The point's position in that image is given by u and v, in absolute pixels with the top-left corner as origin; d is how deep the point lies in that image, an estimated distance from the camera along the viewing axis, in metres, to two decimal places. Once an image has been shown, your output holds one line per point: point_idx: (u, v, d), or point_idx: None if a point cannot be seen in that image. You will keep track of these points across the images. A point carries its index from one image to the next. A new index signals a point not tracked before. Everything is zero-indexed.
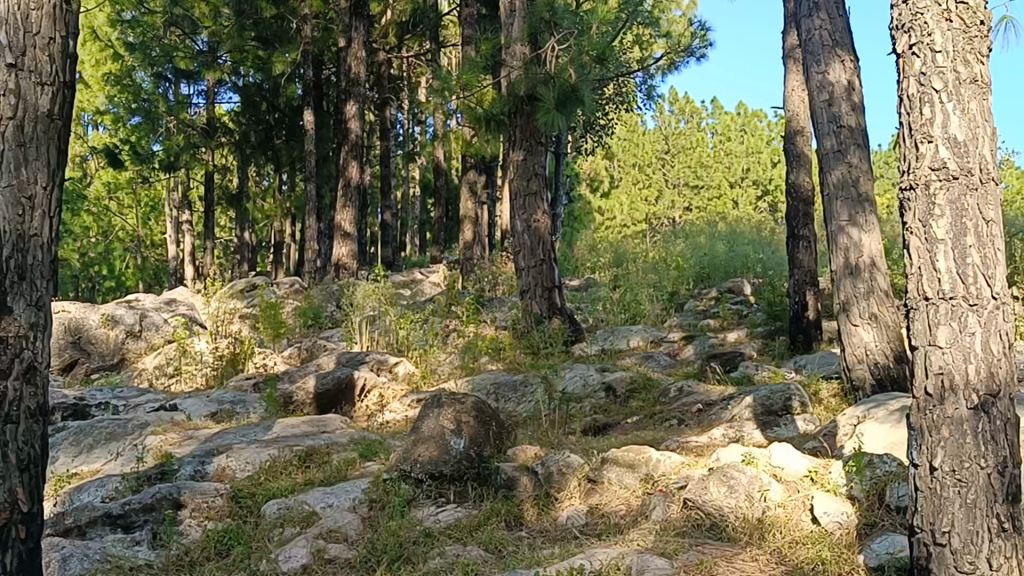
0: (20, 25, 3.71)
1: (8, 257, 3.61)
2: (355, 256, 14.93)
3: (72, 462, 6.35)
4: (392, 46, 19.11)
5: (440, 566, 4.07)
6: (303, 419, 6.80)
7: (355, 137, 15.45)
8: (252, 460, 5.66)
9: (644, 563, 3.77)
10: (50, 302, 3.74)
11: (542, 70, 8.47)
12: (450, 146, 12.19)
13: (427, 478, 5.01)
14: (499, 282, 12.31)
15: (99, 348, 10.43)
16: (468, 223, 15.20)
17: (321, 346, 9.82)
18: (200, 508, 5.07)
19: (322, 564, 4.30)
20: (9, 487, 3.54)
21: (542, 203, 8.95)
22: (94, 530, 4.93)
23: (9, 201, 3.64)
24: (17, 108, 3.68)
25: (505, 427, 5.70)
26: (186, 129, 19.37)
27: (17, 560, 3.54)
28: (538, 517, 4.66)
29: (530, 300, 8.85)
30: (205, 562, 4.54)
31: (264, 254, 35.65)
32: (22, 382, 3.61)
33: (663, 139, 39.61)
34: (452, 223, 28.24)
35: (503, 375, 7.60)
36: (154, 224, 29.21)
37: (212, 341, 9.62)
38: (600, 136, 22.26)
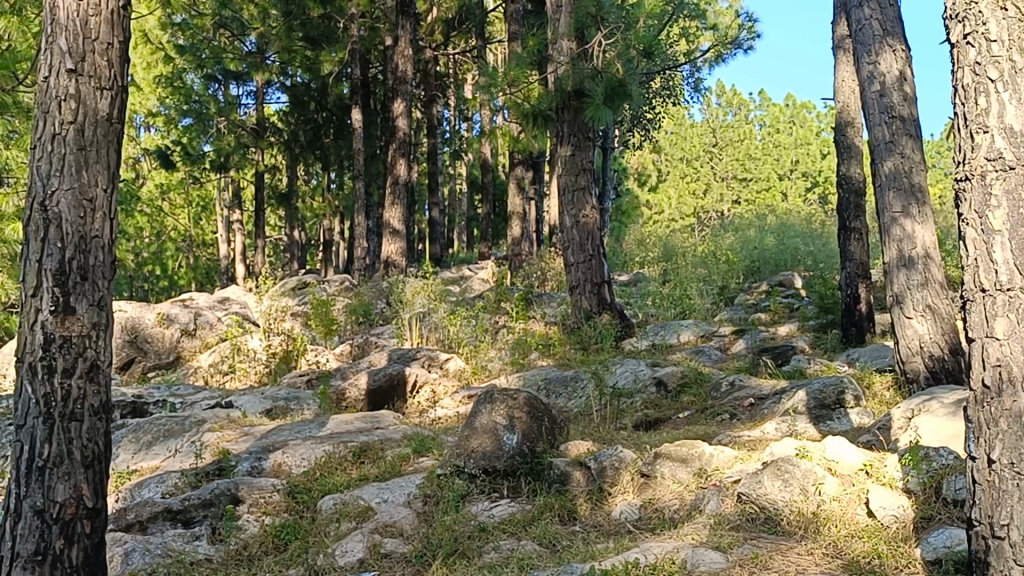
0: (80, 31, 3.78)
1: (69, 258, 3.69)
2: (404, 253, 15.00)
3: (131, 459, 6.47)
4: (438, 43, 19.20)
5: (496, 561, 4.09)
6: (357, 415, 6.87)
7: (403, 135, 15.53)
8: (307, 456, 5.75)
9: (698, 557, 3.77)
10: (111, 302, 3.81)
11: (589, 65, 8.44)
12: (498, 141, 12.23)
13: (480, 473, 5.06)
14: (547, 278, 12.38)
15: (155, 347, 10.59)
16: (516, 219, 15.21)
17: (373, 343, 9.88)
18: (257, 504, 5.14)
19: (378, 558, 4.36)
20: (74, 484, 3.64)
21: (590, 198, 8.93)
22: (154, 526, 5.04)
23: (71, 204, 3.72)
24: (78, 112, 3.76)
25: (557, 422, 5.72)
26: (237, 129, 19.59)
27: (82, 554, 3.64)
28: (591, 512, 4.67)
29: (579, 296, 8.87)
30: (263, 557, 4.60)
31: (313, 253, 35.99)
32: (85, 381, 3.69)
33: (710, 131, 39.79)
34: (499, 220, 28.42)
35: (553, 371, 7.62)
36: (206, 223, 29.61)
37: (265, 339, 9.73)
38: (647, 130, 22.20)
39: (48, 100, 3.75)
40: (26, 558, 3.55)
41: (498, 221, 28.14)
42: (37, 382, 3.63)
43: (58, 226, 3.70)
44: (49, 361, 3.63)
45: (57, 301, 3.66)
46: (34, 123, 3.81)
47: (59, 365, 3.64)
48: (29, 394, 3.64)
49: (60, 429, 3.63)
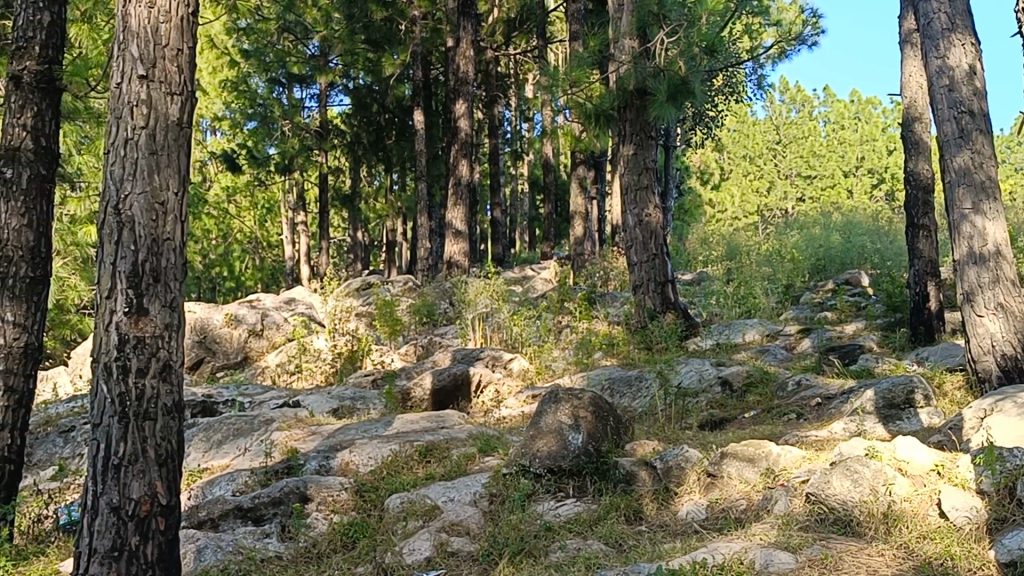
0: (150, 38, 3.86)
1: (142, 260, 3.77)
2: (467, 254, 15.04)
3: (202, 457, 6.58)
4: (499, 44, 19.25)
5: (563, 560, 4.10)
6: (422, 414, 6.90)
7: (464, 136, 15.59)
8: (374, 455, 5.80)
9: (767, 557, 3.74)
10: (183, 303, 3.88)
11: (651, 63, 8.40)
12: (560, 141, 12.22)
13: (546, 472, 5.07)
14: (610, 278, 12.36)
15: (223, 347, 10.76)
16: (578, 218, 15.17)
17: (437, 343, 9.93)
18: (326, 501, 5.19)
19: (446, 556, 4.39)
20: (148, 481, 3.71)
21: (653, 197, 8.87)
22: (226, 523, 5.14)
23: (144, 207, 3.79)
24: (149, 118, 3.83)
25: (622, 422, 5.71)
26: (301, 132, 19.82)
27: (157, 550, 3.70)
28: (657, 511, 4.65)
29: (643, 295, 8.84)
30: (333, 554, 4.65)
31: (376, 253, 36.21)
32: (158, 380, 3.77)
33: (774, 130, 40.67)
34: (562, 220, 28.43)
35: (618, 370, 7.60)
36: (272, 225, 30.00)
37: (331, 339, 9.83)
38: (710, 128, 22.02)
39: (121, 106, 3.82)
40: (102, 554, 3.64)
41: (560, 221, 28.14)
42: (112, 381, 3.71)
43: (130, 229, 3.77)
44: (123, 361, 3.72)
45: (130, 303, 3.74)
46: (106, 129, 3.89)
47: (133, 365, 3.72)
48: (105, 393, 3.73)
49: (135, 428, 3.71)
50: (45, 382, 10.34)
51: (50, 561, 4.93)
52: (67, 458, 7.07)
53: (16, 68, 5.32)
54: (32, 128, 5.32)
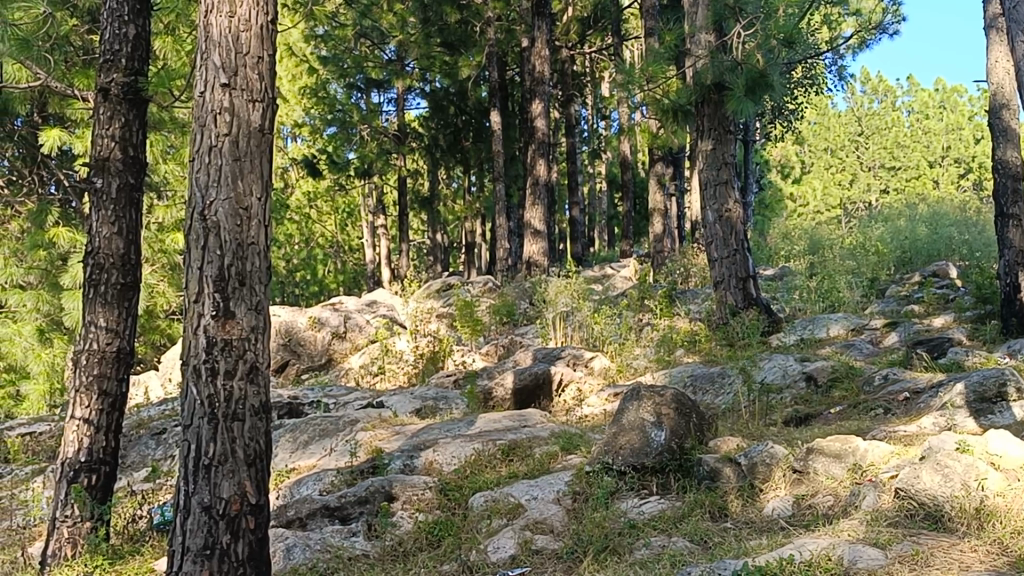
0: (232, 47, 3.93)
1: (228, 264, 3.84)
2: (546, 254, 15.07)
3: (289, 458, 6.69)
4: (574, 43, 19.25)
5: (647, 558, 4.08)
6: (505, 413, 6.94)
7: (541, 135, 15.61)
8: (458, 454, 5.84)
9: (855, 554, 3.69)
10: (268, 306, 3.95)
11: (728, 57, 8.32)
12: (638, 138, 12.20)
13: (629, 469, 5.06)
14: (691, 275, 12.29)
15: (308, 349, 10.95)
16: (657, 215, 15.10)
17: (517, 343, 9.95)
18: (411, 500, 5.24)
19: (530, 555, 4.40)
20: (238, 481, 3.79)
21: (733, 192, 8.79)
22: (314, 522, 5.23)
23: (228, 213, 3.87)
24: (232, 125, 3.90)
25: (706, 419, 5.67)
26: (380, 136, 20.01)
27: (248, 549, 3.77)
28: (742, 508, 4.60)
29: (724, 291, 8.77)
30: (418, 552, 4.69)
31: (455, 255, 36.42)
32: (246, 382, 3.84)
33: (856, 121, 40.69)
34: (640, 218, 28.32)
35: (700, 367, 7.57)
36: (352, 229, 30.36)
37: (413, 340, 9.95)
38: (790, 121, 21.75)
39: (204, 114, 3.90)
40: (195, 552, 3.73)
41: (639, 219, 28.06)
42: (201, 383, 3.80)
43: (216, 234, 3.85)
44: (212, 363, 3.80)
45: (218, 306, 3.83)
46: (191, 136, 3.97)
47: (221, 367, 3.80)
48: (194, 395, 3.82)
49: (224, 429, 3.79)
50: (137, 386, 10.60)
51: (145, 560, 5.05)
52: (159, 460, 7.24)
53: (104, 80, 5.46)
54: (120, 138, 5.47)
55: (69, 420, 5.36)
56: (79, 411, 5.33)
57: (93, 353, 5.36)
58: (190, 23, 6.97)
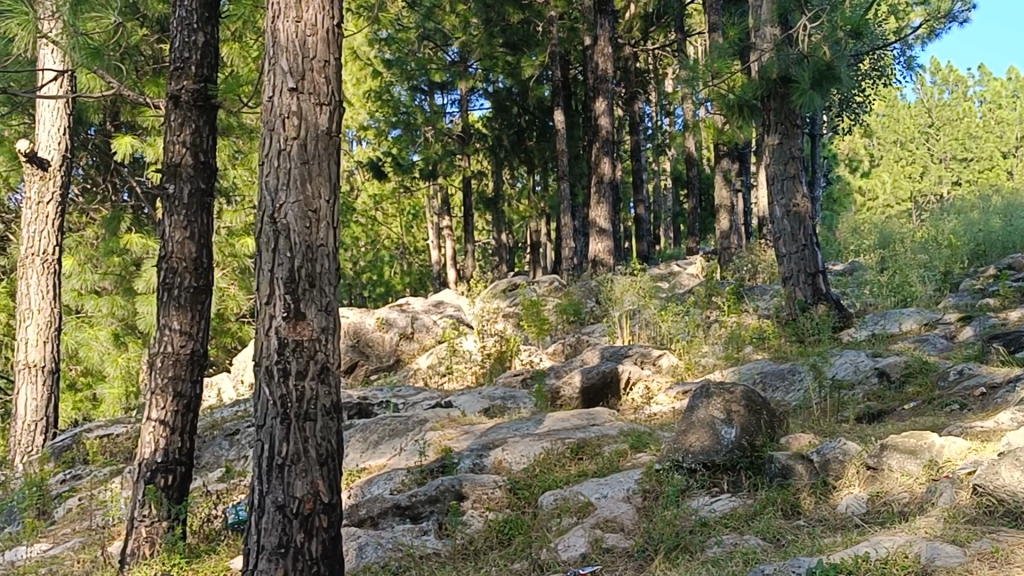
0: (299, 51, 3.97)
1: (298, 267, 3.89)
2: (611, 252, 15.03)
3: (360, 457, 6.75)
4: (636, 40, 19.14)
5: (719, 555, 4.05)
6: (573, 412, 6.94)
7: (605, 133, 15.56)
8: (527, 453, 5.84)
9: (933, 551, 3.62)
10: (338, 307, 3.99)
11: (794, 50, 8.21)
12: (702, 134, 12.11)
13: (700, 467, 5.04)
14: (758, 271, 12.19)
15: (377, 350, 11.05)
16: (724, 211, 14.98)
17: (585, 341, 9.93)
18: (481, 499, 5.26)
19: (601, 552, 4.39)
20: (311, 480, 3.83)
21: (801, 186, 8.68)
22: (385, 521, 5.27)
23: (298, 215, 3.91)
24: (300, 128, 3.95)
25: (778, 416, 5.61)
26: (444, 137, 20.09)
27: (322, 547, 3.81)
28: (815, 505, 4.55)
29: (794, 287, 8.68)
30: (489, 551, 4.71)
31: (521, 254, 36.48)
32: (317, 382, 3.89)
33: (926, 112, 40.05)
34: (707, 214, 28.14)
35: (770, 364, 7.50)
36: (418, 230, 30.54)
37: (480, 340, 9.99)
38: (858, 114, 21.41)
39: (273, 119, 3.96)
40: (271, 550, 3.78)
41: (705, 215, 27.87)
42: (274, 384, 3.86)
43: (286, 237, 3.90)
44: (284, 364, 3.86)
45: (289, 308, 3.88)
46: (261, 140, 4.03)
47: (293, 368, 3.85)
48: (268, 396, 3.87)
49: (297, 429, 3.83)
50: (210, 388, 10.78)
51: (221, 559, 5.13)
52: (233, 460, 7.36)
53: (175, 88, 5.54)
54: (191, 144, 5.55)
55: (146, 421, 5.47)
56: (155, 413, 5.44)
57: (168, 356, 5.45)
58: (257, 30, 7.06)
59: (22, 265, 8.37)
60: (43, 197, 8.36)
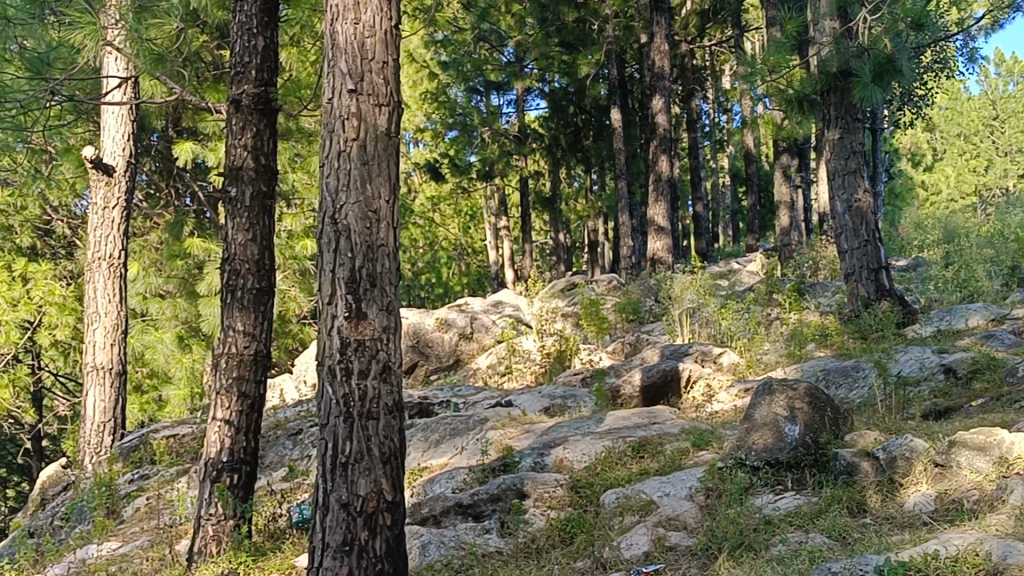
0: (357, 52, 4.00)
1: (359, 267, 3.92)
2: (670, 250, 14.94)
3: (422, 457, 6.79)
4: (693, 37, 19.00)
5: (784, 554, 4.01)
6: (634, 410, 6.90)
7: (663, 131, 15.45)
8: (588, 451, 5.83)
9: (1005, 549, 3.51)
10: (399, 306, 4.01)
11: (854, 43, 8.09)
12: (761, 130, 11.99)
13: (763, 465, 5.00)
14: (820, 268, 12.05)
15: (437, 350, 11.11)
16: (784, 208, 14.83)
17: (644, 340, 9.88)
18: (543, 498, 5.26)
19: (664, 551, 4.37)
20: (375, 479, 3.86)
21: (863, 181, 8.55)
22: (447, 519, 5.30)
23: (359, 216, 3.94)
24: (360, 129, 3.97)
25: (843, 413, 5.55)
26: (500, 138, 20.09)
27: (385, 545, 3.83)
28: (882, 504, 4.49)
29: (856, 283, 8.58)
30: (551, 549, 4.71)
31: (578, 254, 36.41)
32: (379, 381, 3.91)
33: (990, 105, 39.34)
34: (766, 211, 27.86)
35: (833, 361, 7.40)
36: (476, 231, 30.60)
37: (540, 339, 9.98)
38: (921, 107, 21.04)
39: (333, 120, 3.99)
40: (336, 548, 3.81)
41: (765, 212, 27.64)
42: (337, 383, 3.89)
43: (347, 237, 3.94)
44: (346, 363, 3.89)
45: (350, 308, 3.91)
46: (321, 141, 4.07)
47: (355, 367, 3.89)
48: (331, 395, 3.91)
49: (360, 427, 3.87)
50: (273, 389, 10.89)
51: (286, 556, 5.20)
52: (296, 460, 7.43)
53: (236, 92, 5.61)
54: (252, 148, 5.61)
55: (211, 421, 5.54)
56: (220, 413, 5.51)
57: (232, 357, 5.52)
58: (315, 35, 7.13)
59: (88, 270, 8.51)
60: (109, 202, 8.53)
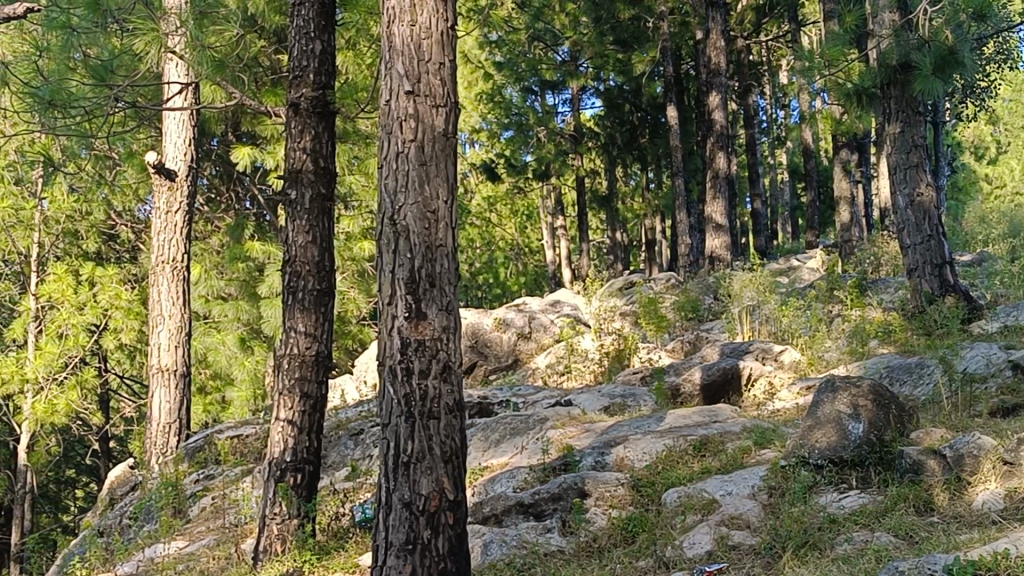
0: (414, 54, 4.03)
1: (418, 267, 3.94)
2: (729, 248, 14.82)
3: (483, 456, 6.82)
4: (749, 32, 18.86)
5: (850, 553, 3.97)
6: (694, 409, 6.85)
7: (720, 127, 15.33)
8: (649, 451, 5.80)
9: None
10: (458, 307, 4.03)
11: (915, 35, 7.98)
12: (820, 124, 11.85)
13: (827, 463, 4.95)
14: (882, 264, 11.88)
15: (495, 350, 11.13)
16: (844, 203, 14.64)
17: (704, 339, 9.83)
18: (604, 497, 5.25)
19: (727, 550, 4.34)
20: (436, 478, 3.87)
21: (925, 174, 8.43)
22: (509, 519, 5.31)
23: (418, 217, 3.97)
24: (418, 130, 4.00)
25: (908, 410, 5.46)
26: (556, 137, 20.07)
27: (448, 544, 3.85)
28: (950, 501, 4.41)
29: (920, 279, 8.45)
30: (613, 549, 4.70)
31: (636, 253, 36.24)
32: (440, 381, 3.93)
33: None
34: (826, 207, 27.51)
35: (897, 358, 7.30)
36: (533, 231, 30.61)
37: (598, 339, 9.97)
38: (984, 99, 20.65)
39: (391, 122, 4.02)
40: (399, 547, 3.83)
41: (824, 208, 27.31)
42: (398, 383, 3.92)
43: (406, 238, 3.96)
44: (407, 363, 3.91)
45: (410, 308, 3.93)
46: (379, 142, 4.10)
47: (416, 367, 3.91)
48: (392, 395, 3.93)
49: (421, 427, 3.89)
50: (334, 390, 10.99)
51: (349, 556, 5.25)
52: (358, 460, 7.49)
53: (294, 96, 5.67)
54: (311, 151, 5.66)
55: (275, 421, 5.60)
56: (283, 413, 5.57)
57: (294, 358, 5.58)
58: (371, 38, 7.19)
59: (153, 273, 8.65)
60: (172, 207, 8.65)
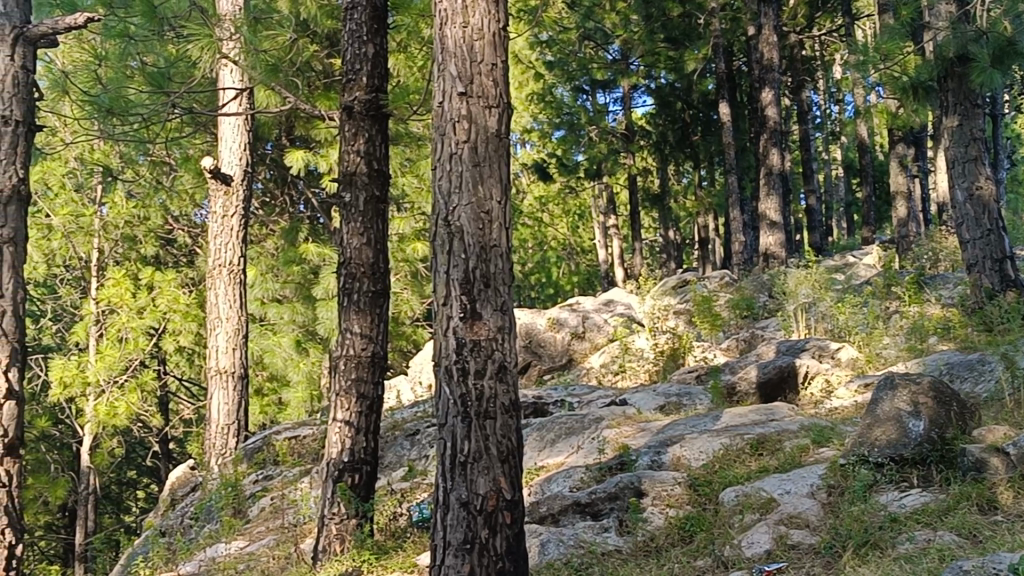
0: (467, 56, 4.05)
1: (473, 267, 3.95)
2: (783, 245, 14.68)
3: (539, 455, 6.82)
4: (802, 27, 18.67)
5: (912, 552, 3.92)
6: (750, 407, 6.80)
7: (773, 123, 15.19)
8: (705, 449, 5.77)
9: None
10: (513, 306, 4.03)
11: (972, 27, 7.85)
12: (875, 119, 11.69)
13: (888, 461, 4.92)
14: (940, 259, 11.72)
15: (549, 350, 11.13)
16: (901, 198, 14.44)
17: (759, 337, 9.75)
18: (661, 496, 5.22)
19: (786, 549, 4.30)
20: (493, 477, 3.88)
21: (984, 168, 8.29)
22: (566, 518, 5.32)
23: (471, 217, 3.98)
24: (471, 132, 4.01)
25: (970, 407, 5.38)
26: (608, 136, 20.01)
27: (505, 543, 3.85)
28: (1015, 500, 4.33)
29: (980, 274, 8.31)
30: (671, 548, 4.68)
31: (689, 251, 36.02)
32: (496, 381, 3.94)
33: None
34: (882, 202, 27.15)
35: (957, 354, 7.18)
36: (584, 230, 30.51)
37: (652, 338, 9.93)
38: None
39: (444, 124, 4.04)
40: (457, 546, 3.85)
41: (880, 203, 26.96)
42: (454, 383, 3.93)
43: (460, 239, 3.98)
44: (463, 363, 3.93)
45: (465, 308, 3.94)
46: (433, 144, 4.12)
47: (471, 367, 3.92)
48: (448, 395, 3.95)
49: (477, 426, 3.90)
50: (389, 391, 11.05)
51: (407, 555, 5.28)
52: (414, 460, 7.52)
53: (348, 98, 5.71)
54: (365, 153, 5.70)
55: (332, 422, 5.65)
56: (340, 414, 5.61)
57: (350, 358, 5.61)
58: (422, 40, 7.23)
59: (209, 276, 8.75)
60: (228, 211, 8.75)
